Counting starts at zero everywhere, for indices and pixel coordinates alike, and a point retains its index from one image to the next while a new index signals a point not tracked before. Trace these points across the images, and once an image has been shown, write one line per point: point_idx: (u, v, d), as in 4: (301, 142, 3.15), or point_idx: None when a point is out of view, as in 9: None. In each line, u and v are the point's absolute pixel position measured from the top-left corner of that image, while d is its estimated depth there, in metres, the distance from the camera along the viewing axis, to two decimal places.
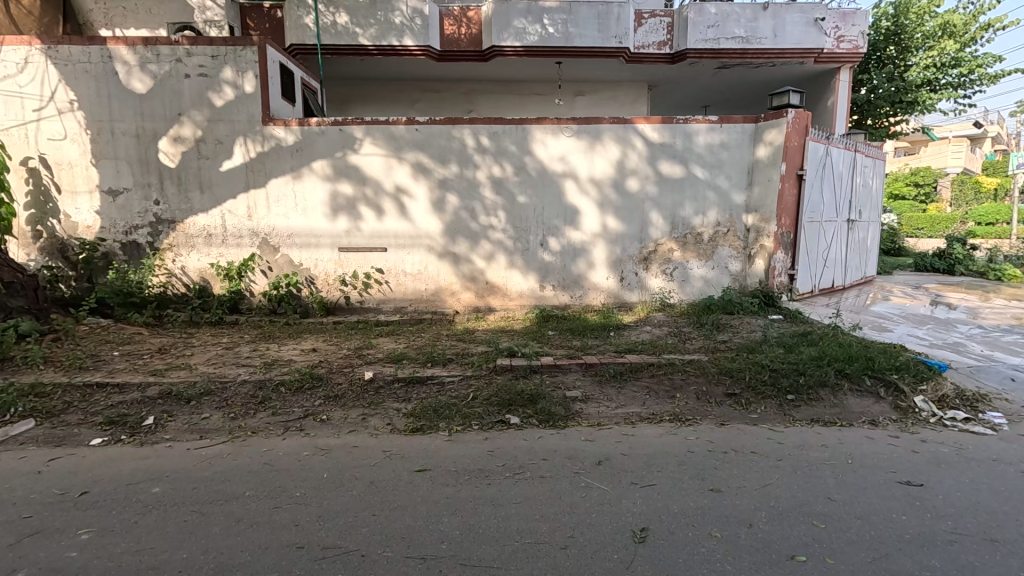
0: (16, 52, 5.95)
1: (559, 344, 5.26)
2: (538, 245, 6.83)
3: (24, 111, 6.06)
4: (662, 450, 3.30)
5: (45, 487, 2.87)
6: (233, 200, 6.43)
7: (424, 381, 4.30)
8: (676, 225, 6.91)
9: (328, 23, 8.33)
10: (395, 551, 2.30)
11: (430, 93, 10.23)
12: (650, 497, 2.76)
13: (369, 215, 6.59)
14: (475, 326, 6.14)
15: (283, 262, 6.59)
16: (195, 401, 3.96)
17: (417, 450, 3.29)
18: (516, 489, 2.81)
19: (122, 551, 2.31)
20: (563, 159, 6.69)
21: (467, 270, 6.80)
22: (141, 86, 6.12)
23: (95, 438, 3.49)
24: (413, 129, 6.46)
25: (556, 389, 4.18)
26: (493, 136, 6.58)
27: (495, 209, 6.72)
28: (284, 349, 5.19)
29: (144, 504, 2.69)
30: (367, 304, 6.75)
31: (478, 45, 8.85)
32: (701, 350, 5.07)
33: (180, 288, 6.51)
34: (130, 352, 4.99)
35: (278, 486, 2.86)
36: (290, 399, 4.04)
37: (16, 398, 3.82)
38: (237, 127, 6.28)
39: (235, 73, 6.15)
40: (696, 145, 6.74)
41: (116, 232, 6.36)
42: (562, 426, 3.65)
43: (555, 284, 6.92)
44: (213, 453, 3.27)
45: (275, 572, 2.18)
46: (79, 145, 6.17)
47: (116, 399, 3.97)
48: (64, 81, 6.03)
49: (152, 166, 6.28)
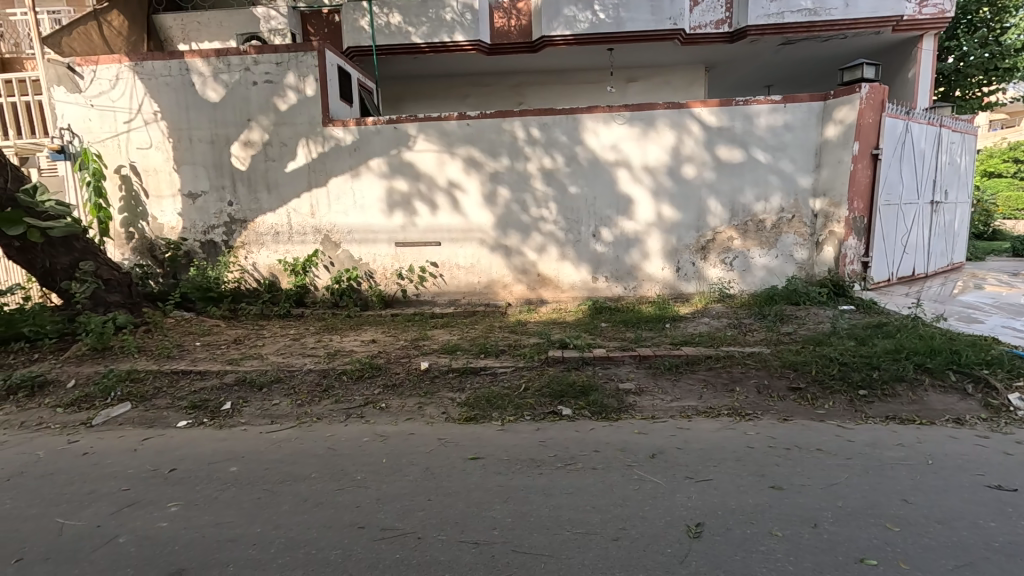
0: (108, 70, 6.53)
1: (611, 336, 5.20)
2: (590, 236, 6.75)
3: (117, 123, 6.66)
4: (718, 444, 3.20)
5: (140, 463, 3.19)
6: (298, 200, 6.79)
7: (477, 371, 4.39)
8: (735, 212, 6.62)
9: (382, 25, 8.57)
10: (449, 536, 2.38)
11: (481, 86, 10.29)
12: (705, 492, 2.68)
13: (423, 210, 6.76)
14: (527, 318, 6.17)
15: (344, 257, 6.89)
16: (267, 388, 4.24)
17: (470, 438, 3.38)
18: (567, 480, 2.82)
19: (205, 523, 2.53)
20: (615, 148, 6.55)
21: (519, 262, 6.83)
22: (214, 94, 6.57)
23: (181, 420, 3.83)
24: (464, 124, 6.56)
25: (608, 381, 4.14)
26: (543, 127, 6.55)
27: (546, 201, 6.71)
28: (346, 340, 5.46)
29: (222, 481, 2.94)
30: (422, 297, 6.94)
31: (528, 36, 8.81)
32: (763, 343, 4.84)
33: (252, 283, 6.95)
34: (210, 342, 5.41)
35: (340, 469, 3.03)
36: (351, 388, 4.24)
37: (115, 383, 4.27)
38: (300, 130, 6.61)
39: (298, 78, 6.47)
40: (757, 127, 6.41)
41: (196, 231, 6.88)
42: (615, 419, 3.62)
43: (607, 275, 6.82)
44: (283, 437, 3.51)
45: (337, 549, 2.31)
46: (163, 152, 6.71)
47: (197, 385, 4.33)
48: (149, 94, 6.58)
49: (225, 170, 6.74)
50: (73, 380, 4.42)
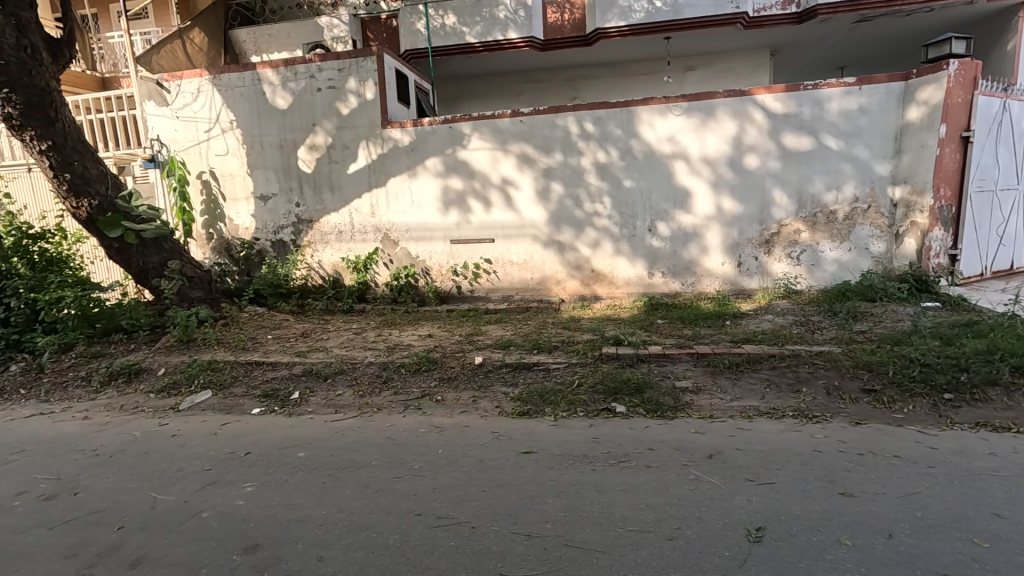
0: (191, 84, 7.09)
1: (668, 333, 5.06)
2: (645, 230, 6.60)
3: (198, 132, 7.21)
4: (783, 447, 3.05)
5: (220, 446, 3.46)
6: (359, 200, 7.08)
7: (530, 367, 4.42)
8: (804, 203, 6.25)
9: (438, 26, 8.77)
10: (502, 527, 2.42)
11: (534, 82, 10.30)
12: (767, 495, 2.57)
13: (478, 207, 6.87)
14: (581, 314, 6.13)
15: (402, 255, 7.13)
16: (331, 378, 4.49)
17: (524, 432, 3.41)
18: (620, 477, 2.79)
19: (277, 503, 2.72)
20: (672, 139, 6.36)
21: (572, 258, 6.79)
22: (282, 102, 6.96)
23: (255, 408, 4.12)
24: (518, 120, 6.59)
25: (664, 379, 4.04)
26: (597, 121, 6.46)
27: (600, 195, 6.62)
28: (404, 335, 5.65)
29: (292, 465, 3.14)
30: (476, 293, 7.06)
31: (582, 29, 8.69)
32: (834, 341, 4.55)
33: (318, 279, 7.33)
34: (281, 336, 5.77)
35: (398, 458, 3.15)
36: (408, 381, 4.40)
37: (198, 371, 4.66)
38: (361, 132, 6.89)
39: (358, 83, 6.75)
40: (828, 112, 6.02)
41: (267, 232, 7.33)
42: (670, 418, 3.53)
43: (664, 270, 6.65)
44: (346, 425, 3.70)
45: (396, 534, 2.41)
46: (238, 158, 7.20)
47: (270, 375, 4.64)
48: (226, 105, 7.08)
49: (293, 173, 7.14)
50: (163, 368, 4.86)
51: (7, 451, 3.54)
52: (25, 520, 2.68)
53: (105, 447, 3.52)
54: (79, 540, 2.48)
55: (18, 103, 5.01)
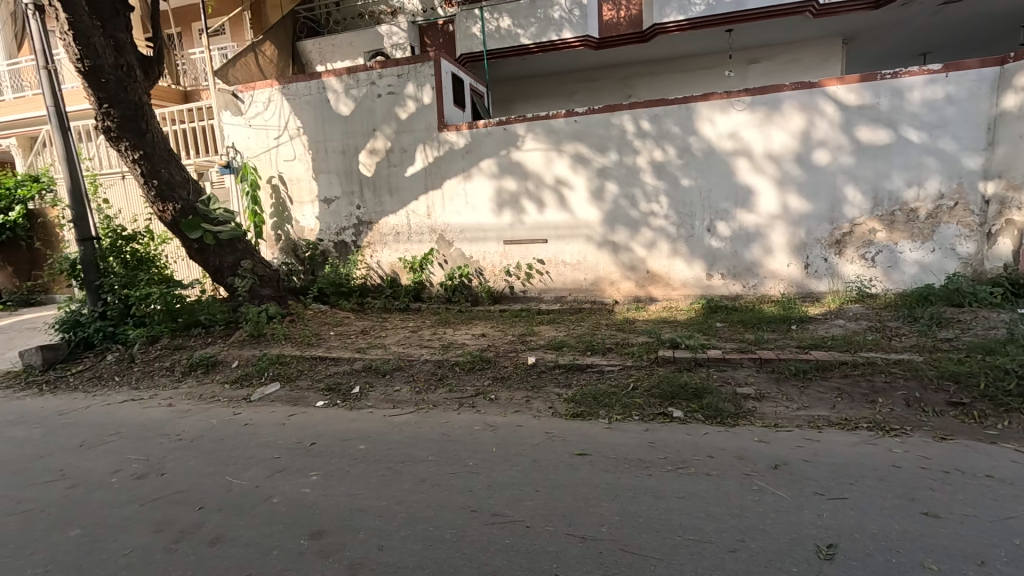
0: (263, 94, 7.54)
1: (729, 337, 4.87)
2: (704, 230, 6.39)
3: (268, 139, 7.64)
4: (856, 461, 2.86)
5: (287, 436, 3.65)
6: (416, 201, 7.27)
7: (584, 368, 4.39)
8: (880, 201, 5.84)
9: (493, 29, 8.86)
10: (557, 527, 2.41)
11: (589, 82, 10.21)
12: (839, 511, 2.42)
13: (531, 208, 6.89)
14: (636, 316, 6.02)
15: (456, 255, 7.26)
16: (390, 374, 4.64)
17: (578, 434, 3.39)
18: (678, 483, 2.72)
19: (340, 492, 2.85)
20: (734, 136, 6.12)
21: (627, 258, 6.67)
22: (345, 108, 7.28)
23: (319, 400, 4.33)
24: (572, 120, 6.56)
25: (725, 385, 3.89)
26: (654, 118, 6.32)
27: (656, 195, 6.46)
28: (458, 333, 5.76)
29: (353, 457, 3.27)
30: (529, 293, 7.08)
31: (638, 26, 8.52)
32: (914, 349, 4.22)
33: (377, 279, 7.59)
34: (342, 332, 6.03)
35: (454, 454, 3.22)
36: (462, 378, 4.48)
37: (268, 364, 4.95)
38: (419, 136, 7.08)
39: (416, 87, 6.96)
40: (909, 103, 5.60)
41: (330, 233, 7.67)
42: (732, 425, 3.40)
43: (724, 271, 6.40)
44: (404, 420, 3.82)
45: (453, 530, 2.45)
46: (304, 163, 7.58)
47: (332, 369, 4.86)
48: (294, 113, 7.47)
49: (354, 177, 7.44)
50: (236, 361, 5.21)
51: (105, 433, 3.91)
52: (119, 496, 2.95)
53: (186, 433, 3.81)
54: (165, 517, 2.70)
55: (115, 116, 5.52)
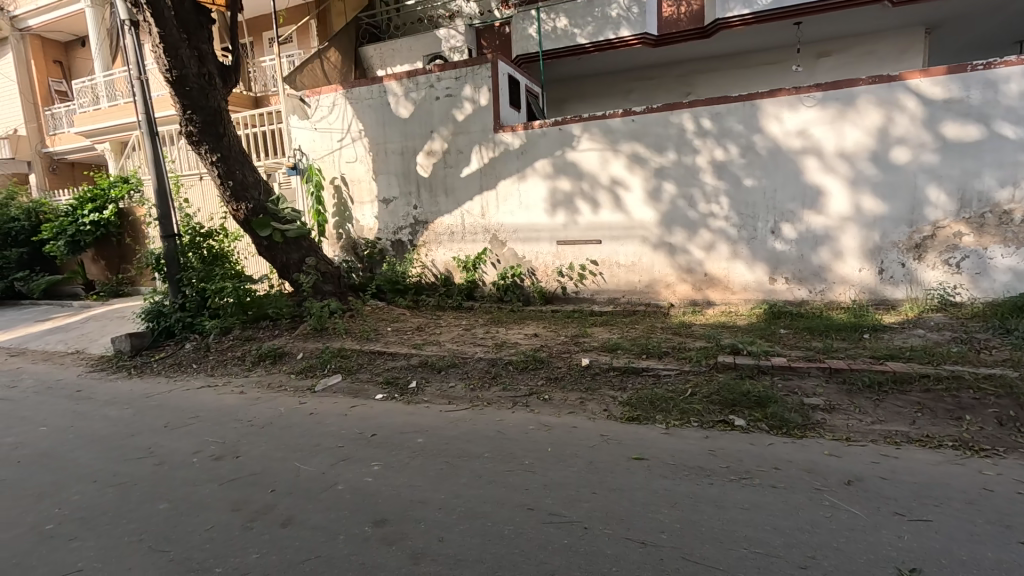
0: (329, 99, 7.89)
1: (794, 345, 4.65)
2: (768, 232, 6.13)
3: (332, 141, 7.97)
4: (942, 481, 2.66)
5: (350, 427, 3.80)
6: (471, 201, 7.38)
7: (639, 371, 4.32)
8: (968, 202, 5.39)
9: (549, 29, 8.88)
10: (616, 531, 2.39)
11: (646, 80, 10.03)
12: (923, 534, 2.26)
13: (586, 208, 6.84)
14: (692, 320, 5.87)
15: (509, 255, 7.31)
16: (445, 371, 4.74)
17: (634, 437, 3.35)
18: (742, 494, 2.63)
19: (401, 483, 2.94)
20: (803, 133, 5.83)
21: (684, 261, 6.50)
22: (405, 111, 7.50)
23: (378, 393, 4.49)
24: (630, 119, 6.45)
25: (790, 394, 3.73)
26: (715, 116, 6.12)
27: (716, 195, 6.26)
28: (511, 333, 5.80)
29: (412, 450, 3.36)
30: (582, 294, 7.03)
31: (699, 22, 8.34)
32: (1006, 364, 3.88)
33: (431, 277, 7.77)
34: (399, 328, 6.22)
35: (509, 452, 3.25)
36: (517, 377, 4.51)
37: (330, 357, 5.18)
38: (475, 137, 7.19)
39: (473, 89, 7.08)
40: (1005, 96, 5.14)
41: (388, 232, 7.91)
42: (799, 436, 3.25)
43: (788, 275, 6.12)
44: (460, 416, 3.89)
45: (511, 527, 2.47)
46: (365, 164, 7.86)
47: (390, 364, 5.02)
48: (356, 116, 7.77)
49: (411, 178, 7.64)
50: (301, 353, 5.48)
51: (186, 416, 4.22)
52: (201, 475, 3.17)
53: (258, 419, 4.06)
54: (242, 497, 2.88)
55: (197, 121, 5.93)
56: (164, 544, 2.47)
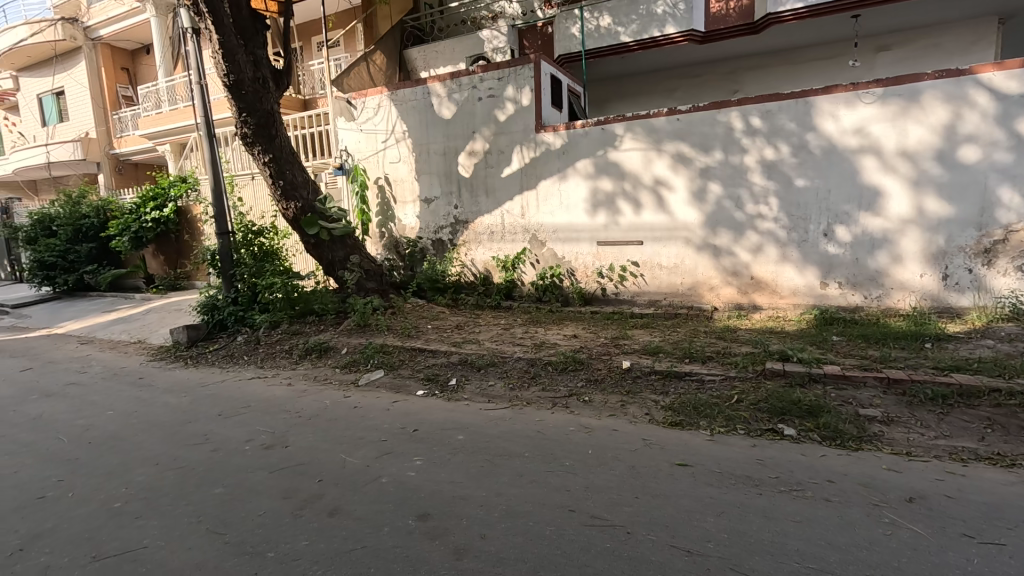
0: (374, 101, 8.08)
1: (847, 353, 4.45)
2: (820, 235, 5.88)
3: (377, 142, 8.17)
4: (1015, 503, 2.49)
5: (392, 421, 3.88)
6: (511, 201, 7.41)
7: (682, 376, 4.23)
8: None
9: (592, 28, 8.81)
10: (660, 537, 2.35)
11: (691, 78, 9.81)
12: (993, 558, 2.12)
13: (628, 209, 6.74)
14: (737, 324, 5.70)
15: (549, 255, 7.29)
16: (484, 369, 4.78)
17: (677, 443, 3.28)
18: (793, 506, 2.53)
19: (442, 479, 2.98)
20: (861, 131, 5.56)
21: (729, 263, 6.31)
22: (447, 112, 7.60)
23: (419, 389, 4.57)
24: (675, 118, 6.32)
25: (844, 405, 3.56)
26: (766, 114, 5.92)
27: (765, 196, 6.06)
28: (550, 333, 5.79)
29: (453, 446, 3.40)
30: (622, 296, 6.94)
31: (749, 17, 8.07)
32: None
33: (471, 276, 7.84)
34: (439, 326, 6.30)
35: (550, 452, 3.24)
36: (557, 378, 4.49)
37: (373, 353, 5.31)
38: (516, 138, 7.21)
39: (515, 90, 7.10)
40: None
41: (429, 231, 8.04)
42: (854, 449, 3.10)
43: (842, 280, 5.85)
44: (499, 415, 3.92)
45: (553, 528, 2.46)
46: (408, 164, 8.01)
47: (430, 361, 5.10)
48: (400, 117, 7.93)
49: (453, 178, 7.73)
50: (345, 348, 5.64)
51: (238, 405, 4.41)
52: (253, 463, 3.31)
53: (305, 411, 4.20)
54: (292, 486, 2.99)
55: (251, 123, 6.19)
56: (220, 527, 2.59)
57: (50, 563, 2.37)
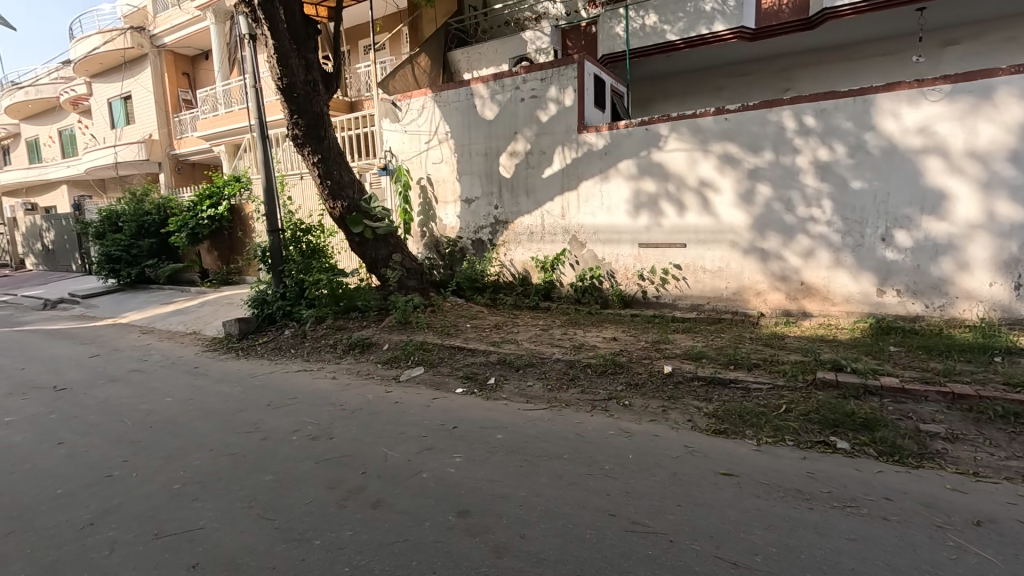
0: (418, 102, 8.23)
1: (905, 364, 4.21)
2: (877, 239, 5.59)
3: (420, 143, 8.32)
4: None
5: (432, 418, 3.94)
6: (552, 202, 7.39)
7: (726, 383, 4.11)
8: None
9: (637, 27, 8.69)
10: (704, 547, 2.29)
11: (739, 77, 9.53)
12: None
13: (671, 211, 6.61)
14: (785, 332, 5.50)
15: (588, 256, 7.24)
16: (523, 369, 4.79)
17: (721, 451, 3.19)
18: (847, 523, 2.42)
19: (482, 476, 3.01)
20: (925, 131, 5.26)
21: (777, 268, 6.10)
22: (490, 113, 7.66)
23: (458, 387, 4.62)
24: (722, 118, 6.15)
25: (902, 419, 3.38)
26: (820, 113, 5.68)
27: (818, 198, 5.82)
28: (589, 335, 5.74)
29: (492, 445, 3.43)
30: (663, 299, 6.82)
31: (803, 13, 7.78)
32: None
33: (509, 276, 7.87)
34: (478, 325, 6.35)
35: (590, 455, 3.22)
36: (595, 381, 4.46)
37: (413, 350, 5.42)
38: (558, 138, 7.19)
39: (558, 91, 7.08)
40: None
41: (469, 231, 8.11)
42: (914, 466, 2.93)
43: (900, 288, 5.55)
44: (538, 415, 3.92)
45: (594, 531, 2.44)
46: (450, 165, 8.12)
47: (469, 359, 5.14)
48: (443, 119, 8.04)
49: (494, 178, 7.79)
50: (386, 344, 5.77)
51: (286, 396, 4.58)
52: (300, 452, 3.43)
53: (349, 404, 4.32)
54: (337, 476, 3.08)
55: (302, 125, 6.42)
56: (270, 513, 2.70)
57: (117, 538, 2.52)
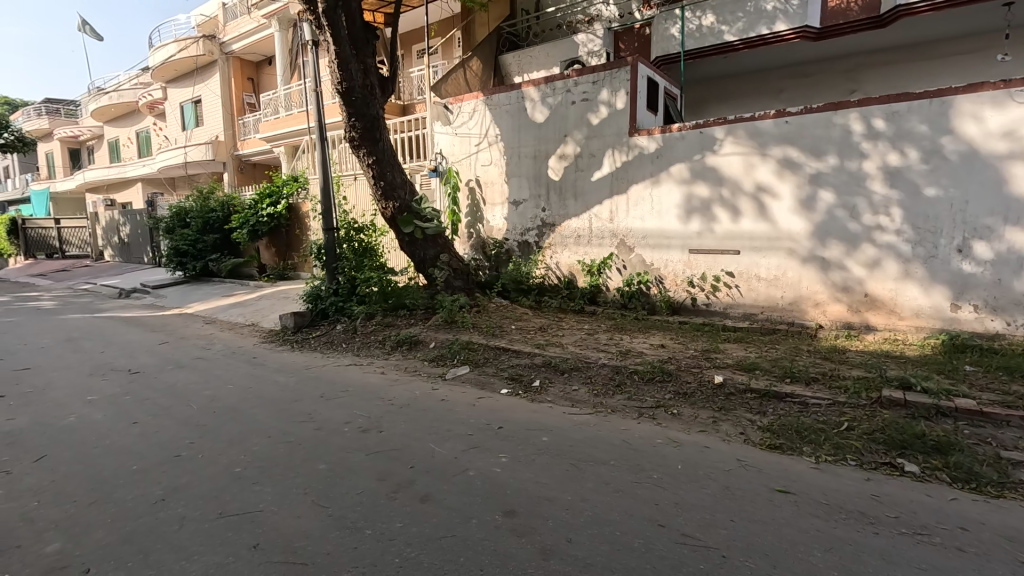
0: (470, 106, 8.35)
1: (983, 386, 3.91)
2: (952, 250, 5.23)
3: (470, 146, 8.44)
4: None
5: (477, 417, 3.99)
6: (600, 205, 7.33)
7: (782, 397, 3.94)
8: None
9: (693, 28, 8.49)
10: (759, 565, 2.21)
11: (800, 78, 9.15)
12: None
13: (725, 216, 6.41)
14: (846, 345, 5.23)
15: (636, 261, 7.12)
16: (568, 373, 4.77)
17: (777, 468, 3.07)
18: (917, 552, 2.27)
19: (527, 478, 3.01)
20: (1011, 134, 4.87)
21: (839, 278, 5.80)
22: (540, 116, 7.68)
23: (503, 388, 4.66)
24: (783, 121, 5.92)
25: (980, 445, 3.15)
26: (891, 116, 5.38)
27: (887, 205, 5.50)
28: (636, 341, 5.65)
29: (537, 447, 3.43)
30: (714, 307, 6.63)
31: (874, 10, 7.38)
32: None
33: (554, 279, 7.84)
34: (522, 327, 6.38)
35: (637, 463, 3.16)
36: (642, 388, 4.38)
37: (459, 348, 5.49)
38: (608, 141, 7.12)
39: (610, 93, 7.02)
40: None
41: (515, 233, 8.15)
42: (993, 496, 2.72)
43: (978, 303, 5.17)
44: (583, 420, 3.89)
45: (642, 540, 2.40)
46: (498, 167, 8.19)
47: (514, 361, 5.17)
48: (494, 122, 8.12)
49: (542, 180, 7.80)
50: (433, 342, 5.88)
51: (338, 389, 4.74)
52: (351, 443, 3.55)
53: (396, 399, 4.43)
54: (386, 469, 3.16)
55: (359, 127, 6.65)
56: (324, 500, 2.80)
57: (185, 514, 2.68)
